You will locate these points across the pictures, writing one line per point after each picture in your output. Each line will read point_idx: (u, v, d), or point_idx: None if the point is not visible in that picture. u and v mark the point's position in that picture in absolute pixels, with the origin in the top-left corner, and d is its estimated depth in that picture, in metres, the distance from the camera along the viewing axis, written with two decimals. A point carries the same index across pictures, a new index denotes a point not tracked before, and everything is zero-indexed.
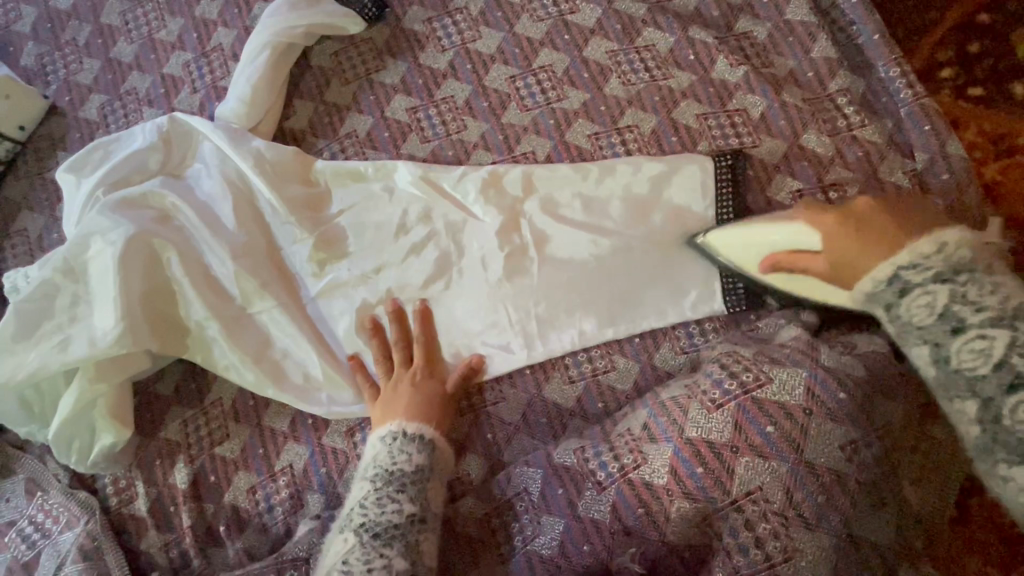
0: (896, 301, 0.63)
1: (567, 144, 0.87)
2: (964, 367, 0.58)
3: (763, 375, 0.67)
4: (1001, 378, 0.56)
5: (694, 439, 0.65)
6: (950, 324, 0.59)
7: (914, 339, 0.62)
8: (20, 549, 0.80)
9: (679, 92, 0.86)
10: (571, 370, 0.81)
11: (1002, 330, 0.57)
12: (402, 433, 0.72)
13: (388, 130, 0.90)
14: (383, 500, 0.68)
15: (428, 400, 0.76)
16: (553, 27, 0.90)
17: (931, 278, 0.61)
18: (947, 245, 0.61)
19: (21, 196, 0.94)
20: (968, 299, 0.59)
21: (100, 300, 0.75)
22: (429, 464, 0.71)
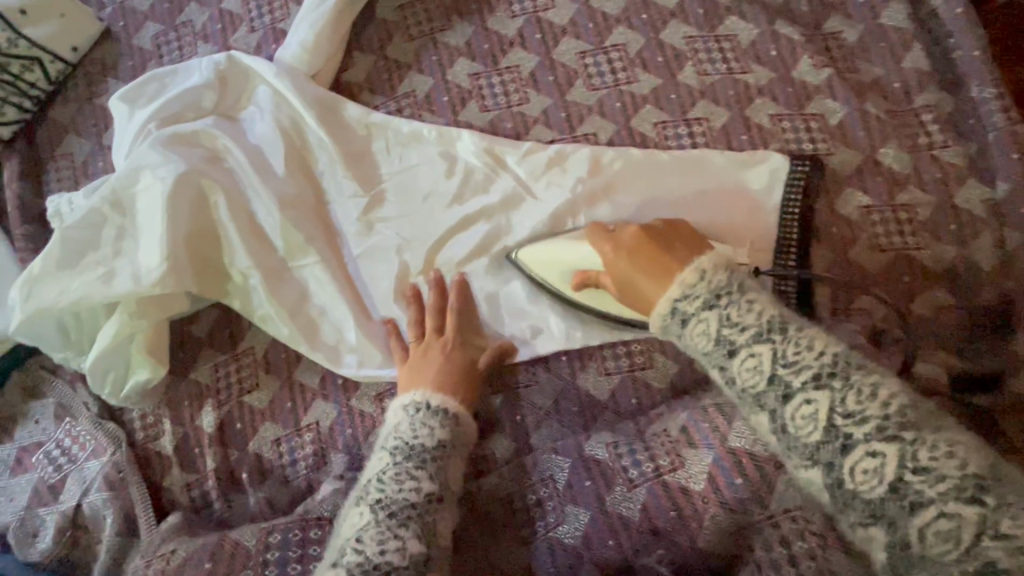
0: (726, 364, 0.56)
1: (631, 130, 0.84)
2: (801, 437, 0.52)
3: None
4: (777, 389, 0.53)
5: (736, 449, 0.63)
6: (836, 441, 0.50)
7: (752, 406, 0.55)
8: (47, 471, 0.81)
9: (755, 88, 0.82)
10: (608, 362, 0.80)
11: (768, 344, 0.55)
12: (426, 403, 0.70)
13: (448, 94, 0.87)
14: (403, 475, 0.64)
15: (454, 374, 0.74)
16: (632, 4, 0.86)
17: (700, 304, 0.59)
18: (707, 270, 0.60)
19: (69, 119, 0.92)
20: (730, 321, 0.57)
21: (147, 236, 0.74)
22: (449, 440, 0.68)
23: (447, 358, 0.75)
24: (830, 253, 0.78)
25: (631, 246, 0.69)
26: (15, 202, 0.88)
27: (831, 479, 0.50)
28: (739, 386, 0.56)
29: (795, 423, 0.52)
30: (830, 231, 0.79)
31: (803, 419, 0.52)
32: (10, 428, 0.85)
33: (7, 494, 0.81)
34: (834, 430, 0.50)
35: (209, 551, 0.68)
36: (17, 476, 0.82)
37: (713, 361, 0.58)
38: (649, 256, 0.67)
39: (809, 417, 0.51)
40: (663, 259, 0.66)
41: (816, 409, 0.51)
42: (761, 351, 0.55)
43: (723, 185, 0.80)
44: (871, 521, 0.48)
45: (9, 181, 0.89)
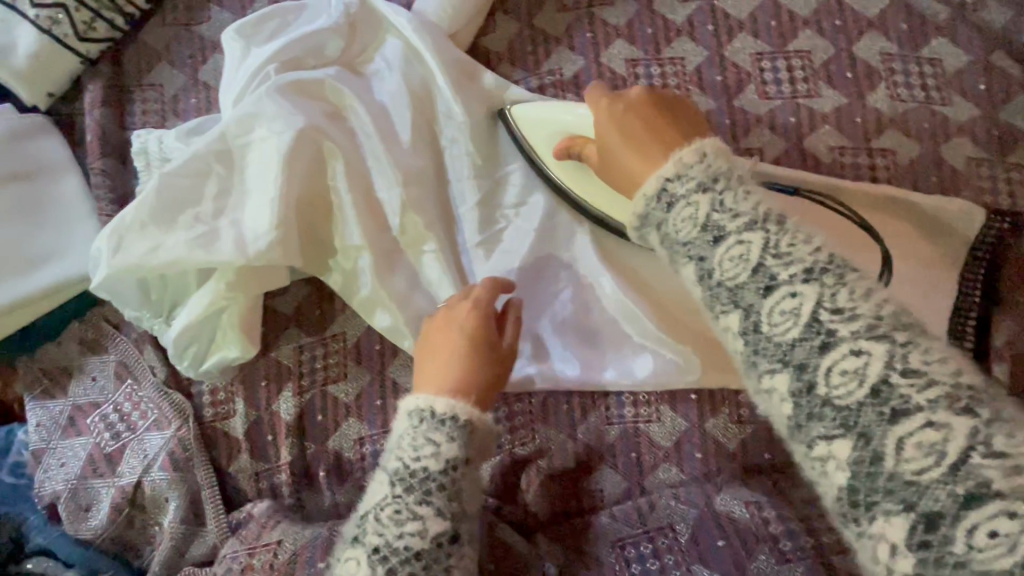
0: (708, 252, 0.45)
1: (803, 151, 0.73)
2: (839, 397, 0.38)
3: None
4: (884, 406, 0.36)
5: None
6: (885, 406, 0.36)
7: (724, 304, 0.44)
8: (104, 437, 0.73)
9: (956, 124, 0.72)
10: (742, 409, 0.71)
11: (814, 285, 0.40)
12: (431, 413, 0.52)
13: (599, 78, 0.76)
14: (401, 515, 0.48)
15: (471, 361, 0.58)
16: (824, 7, 0.75)
17: (745, 224, 0.44)
18: (708, 153, 0.48)
19: (162, 44, 0.81)
20: (778, 250, 0.42)
21: (255, 196, 0.65)
22: (462, 456, 0.51)
23: (465, 353, 0.58)
24: (1017, 326, 0.69)
25: (643, 120, 0.57)
26: (95, 132, 0.78)
27: (865, 453, 0.36)
28: (766, 335, 0.41)
29: (774, 324, 0.41)
30: (1019, 300, 0.69)
31: (783, 317, 0.41)
32: (64, 382, 0.77)
33: (57, 458, 0.72)
34: (812, 324, 0.39)
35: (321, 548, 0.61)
36: (68, 439, 0.73)
37: (740, 305, 0.43)
38: (657, 132, 0.55)
39: (791, 316, 0.40)
40: (663, 136, 0.55)
41: (799, 309, 0.40)
42: (753, 299, 0.42)
43: (911, 227, 0.69)
44: (901, 509, 0.35)
45: (91, 107, 0.79)
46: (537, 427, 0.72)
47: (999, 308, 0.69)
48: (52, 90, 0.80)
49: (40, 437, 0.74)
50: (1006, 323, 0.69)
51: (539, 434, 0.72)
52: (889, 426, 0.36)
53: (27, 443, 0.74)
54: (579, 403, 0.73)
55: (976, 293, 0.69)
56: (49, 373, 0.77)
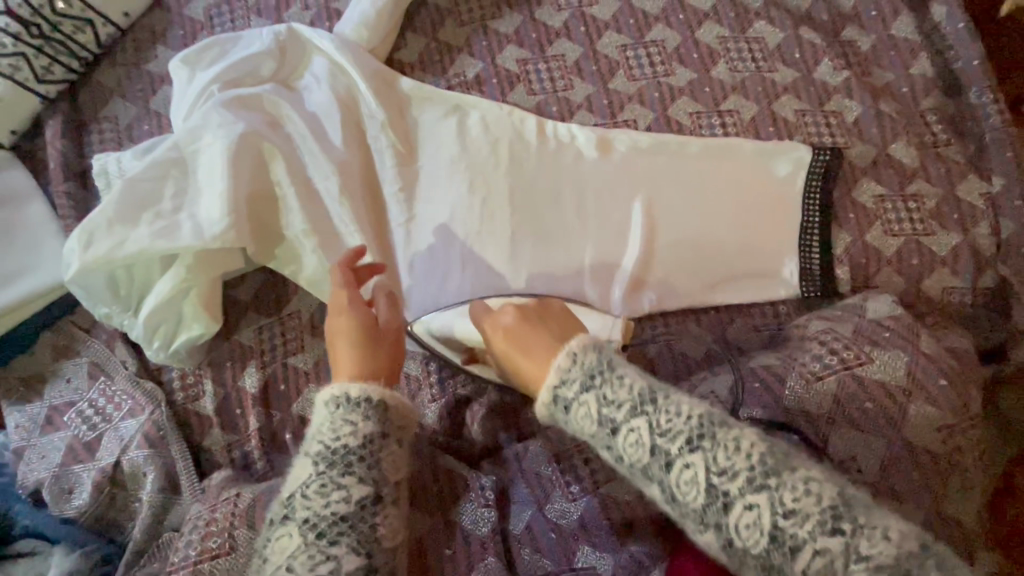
0: (663, 477, 0.51)
1: (668, 119, 0.90)
2: (747, 547, 0.48)
3: (864, 354, 0.73)
4: (715, 502, 0.49)
5: (793, 408, 0.70)
6: (784, 546, 0.46)
7: (642, 478, 0.53)
8: (81, 430, 0.80)
9: (781, 86, 0.90)
10: (646, 332, 0.84)
11: (644, 418, 0.52)
12: (345, 397, 0.61)
13: (497, 77, 0.91)
14: (327, 486, 0.57)
15: (374, 350, 0.67)
16: (670, 5, 0.93)
17: (579, 387, 0.55)
18: (577, 352, 0.57)
19: (115, 82, 0.92)
20: (609, 398, 0.54)
21: (208, 191, 0.76)
22: (378, 432, 0.60)
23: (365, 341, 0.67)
24: (850, 236, 0.85)
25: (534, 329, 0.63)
26: (56, 161, 0.88)
27: (721, 526, 0.49)
28: (621, 459, 0.53)
29: (626, 452, 0.52)
30: (849, 215, 0.86)
31: (630, 449, 0.52)
32: (39, 388, 0.83)
33: (37, 452, 0.78)
34: (639, 410, 0.53)
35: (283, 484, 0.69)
36: (47, 435, 0.80)
37: (608, 448, 0.54)
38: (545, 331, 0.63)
39: (633, 446, 0.52)
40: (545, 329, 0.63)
41: (615, 396, 0.54)
42: (595, 406, 0.54)
43: (756, 170, 0.86)
44: (763, 574, 0.47)
45: (52, 140, 0.89)
46: None
47: (835, 225, 0.86)
48: (14, 128, 0.89)
49: (20, 437, 0.80)
50: (842, 235, 0.85)
51: (478, 376, 0.84)
52: (735, 501, 0.48)
53: (9, 443, 0.80)
54: None
55: (815, 213, 0.85)
56: (24, 381, 0.83)
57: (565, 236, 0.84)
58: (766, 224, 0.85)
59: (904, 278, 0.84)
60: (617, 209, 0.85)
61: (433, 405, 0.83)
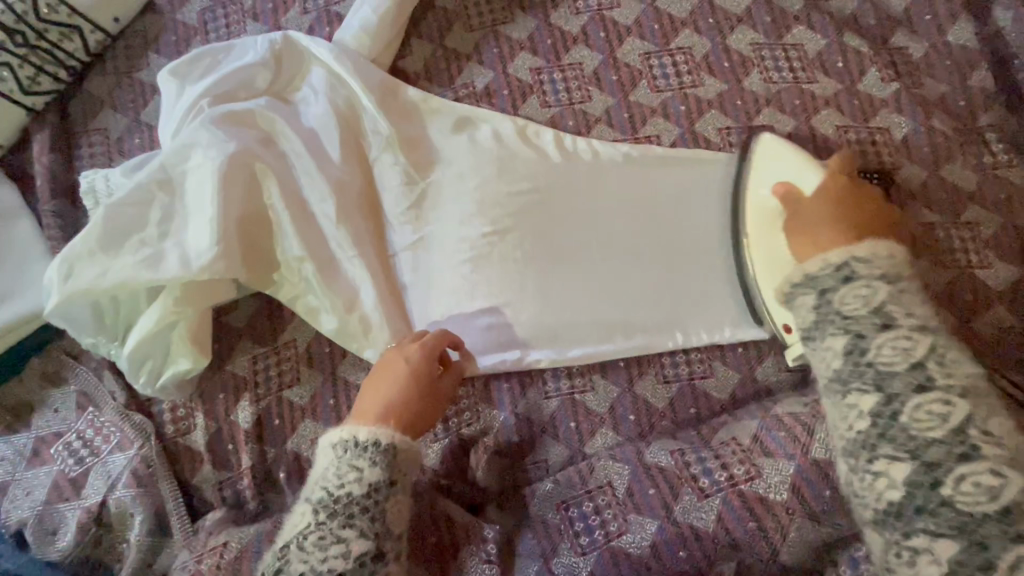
0: (907, 395, 0.52)
1: (695, 134, 0.82)
2: (843, 305, 0.56)
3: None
4: (951, 446, 0.50)
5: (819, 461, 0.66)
6: (876, 319, 0.55)
7: (864, 452, 0.53)
8: (68, 464, 0.76)
9: (822, 98, 0.82)
10: (666, 370, 0.78)
11: (928, 338, 0.54)
12: (353, 440, 0.58)
13: (508, 88, 0.84)
14: (327, 538, 0.53)
15: (416, 407, 0.64)
16: (699, 8, 0.85)
17: (832, 270, 0.58)
18: (877, 253, 0.58)
19: (105, 92, 0.87)
20: (901, 302, 0.56)
21: (196, 216, 0.70)
22: (385, 480, 0.57)
23: (405, 388, 0.64)
24: None
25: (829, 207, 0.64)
26: (43, 178, 0.83)
27: (926, 479, 0.49)
28: (864, 359, 0.54)
29: (880, 355, 0.53)
30: None
31: (892, 353, 0.53)
32: (26, 417, 0.80)
33: (22, 488, 0.75)
34: (916, 367, 0.52)
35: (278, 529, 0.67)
36: (32, 469, 0.76)
37: (851, 331, 0.55)
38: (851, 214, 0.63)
39: (936, 413, 0.51)
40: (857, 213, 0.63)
41: (911, 349, 0.53)
42: (868, 332, 0.55)
43: None
44: (955, 534, 0.47)
45: (39, 154, 0.84)
46: (481, 408, 0.78)
47: None
48: (1, 142, 0.85)
49: (4, 470, 0.76)
50: None
51: (483, 415, 0.78)
52: (955, 463, 0.49)
53: None
54: (519, 381, 0.79)
55: None
56: (10, 409, 0.80)
57: (580, 264, 0.78)
58: None
59: (955, 315, 0.76)
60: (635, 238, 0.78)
61: (434, 444, 0.76)
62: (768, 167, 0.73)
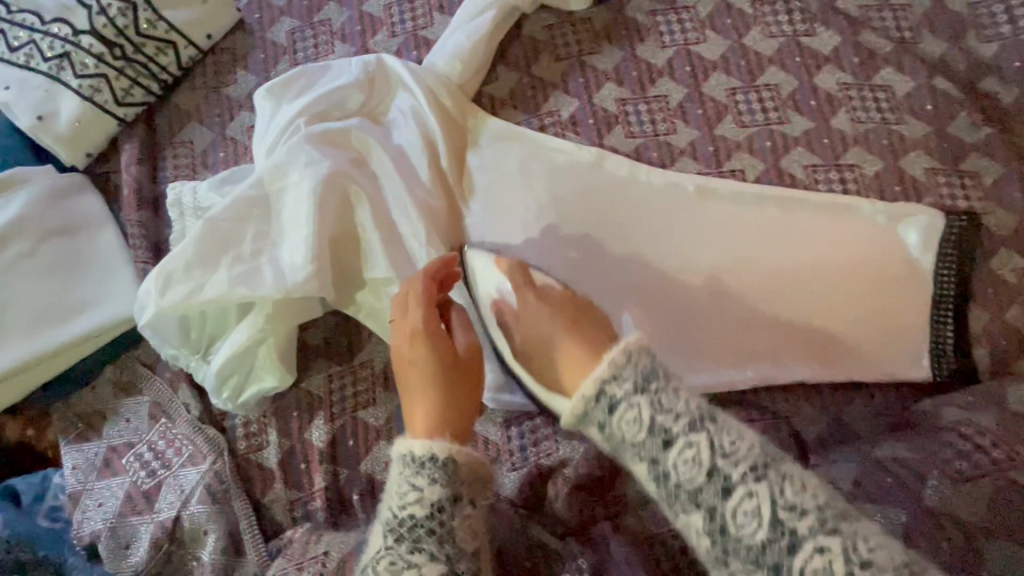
0: (719, 504, 0.46)
1: (781, 171, 0.82)
2: (683, 482, 0.48)
3: (1016, 454, 0.62)
4: (779, 542, 0.44)
5: (933, 510, 0.59)
6: (659, 438, 0.50)
7: (684, 503, 0.48)
8: (140, 476, 0.75)
9: (911, 140, 0.81)
10: (750, 409, 0.77)
11: (703, 433, 0.49)
12: (411, 455, 0.55)
13: (593, 117, 0.85)
14: (397, 564, 0.49)
15: (447, 390, 0.61)
16: (786, 46, 0.85)
17: (631, 390, 0.52)
18: (618, 363, 0.54)
19: (193, 106, 0.89)
20: (662, 407, 0.51)
21: (291, 235, 0.71)
22: (448, 498, 0.53)
23: (431, 381, 0.61)
24: (989, 315, 0.76)
25: (555, 300, 0.69)
26: (130, 187, 0.84)
27: (715, 525, 0.46)
28: (669, 481, 0.48)
29: (679, 472, 0.48)
30: (988, 291, 0.77)
31: (687, 468, 0.48)
32: (99, 426, 0.79)
33: (94, 499, 0.74)
34: (713, 475, 0.47)
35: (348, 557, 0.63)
36: (104, 479, 0.75)
37: (644, 456, 0.50)
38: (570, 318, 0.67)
39: (692, 465, 0.47)
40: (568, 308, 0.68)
41: (698, 456, 0.48)
42: (656, 452, 0.49)
43: (879, 235, 0.78)
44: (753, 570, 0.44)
45: (127, 164, 0.85)
46: (560, 438, 0.80)
47: (971, 300, 0.77)
48: (90, 150, 0.85)
49: (76, 480, 0.75)
50: (978, 313, 0.76)
51: (563, 446, 0.80)
52: (722, 497, 0.46)
53: (63, 486, 0.75)
54: None
55: (949, 284, 0.76)
56: (83, 417, 0.79)
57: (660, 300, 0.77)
58: (890, 299, 0.76)
59: None
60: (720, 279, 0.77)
61: (513, 474, 0.79)
62: (483, 270, 0.76)
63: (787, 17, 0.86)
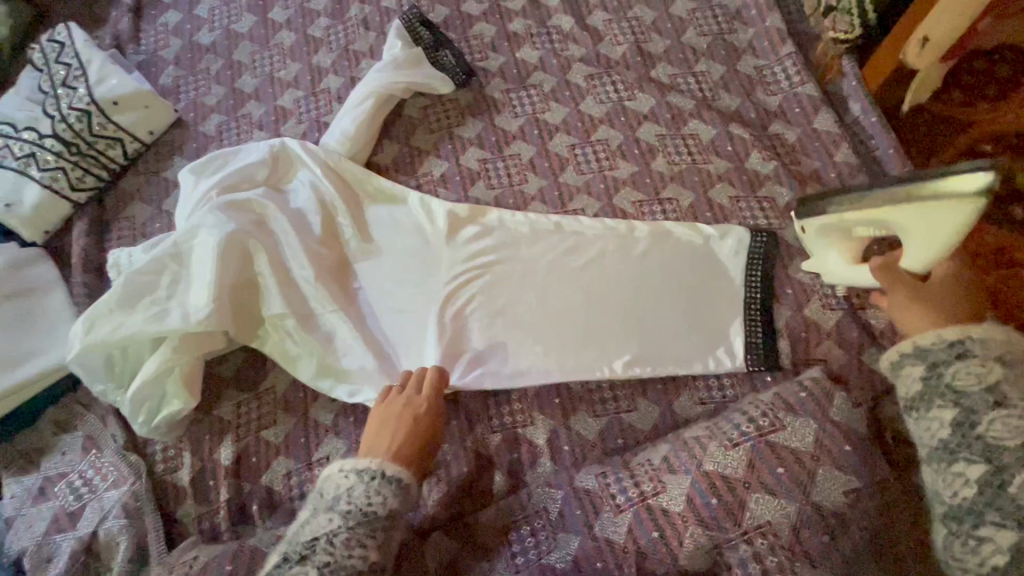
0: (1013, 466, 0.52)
1: (613, 207, 0.99)
2: (948, 432, 0.57)
3: (778, 420, 0.72)
4: None
5: (711, 472, 0.70)
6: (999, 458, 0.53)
7: (972, 454, 0.55)
8: (68, 500, 0.86)
9: (716, 175, 0.99)
10: (596, 405, 0.89)
11: None
12: (382, 472, 0.69)
13: (460, 174, 1.04)
14: (352, 543, 0.64)
15: (412, 442, 0.75)
16: (613, 109, 1.06)
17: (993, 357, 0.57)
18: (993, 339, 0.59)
19: (136, 188, 1.08)
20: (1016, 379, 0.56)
21: (198, 281, 0.86)
22: (399, 509, 0.69)
23: (406, 433, 0.74)
24: (790, 312, 0.90)
25: (948, 291, 0.69)
26: (78, 256, 1.01)
27: (996, 478, 0.53)
28: (975, 431, 0.55)
29: (996, 431, 0.54)
30: (786, 292, 0.92)
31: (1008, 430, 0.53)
32: (37, 460, 0.91)
33: (26, 521, 0.84)
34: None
35: (228, 556, 0.73)
36: (37, 504, 0.86)
37: (963, 403, 0.57)
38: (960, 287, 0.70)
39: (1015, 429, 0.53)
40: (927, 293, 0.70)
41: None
42: (980, 408, 0.55)
43: (692, 252, 0.93)
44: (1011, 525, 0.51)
45: (77, 237, 1.03)
46: None
47: (774, 301, 0.91)
48: (48, 228, 1.03)
49: (13, 507, 0.87)
50: (781, 312, 0.90)
51: None
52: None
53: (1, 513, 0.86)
54: (467, 418, 0.89)
55: (756, 287, 0.91)
56: (24, 453, 0.92)
57: (516, 316, 0.91)
58: (703, 304, 0.90)
59: (843, 351, 0.88)
60: (563, 298, 0.92)
61: None
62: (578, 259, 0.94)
63: (613, 86, 1.07)
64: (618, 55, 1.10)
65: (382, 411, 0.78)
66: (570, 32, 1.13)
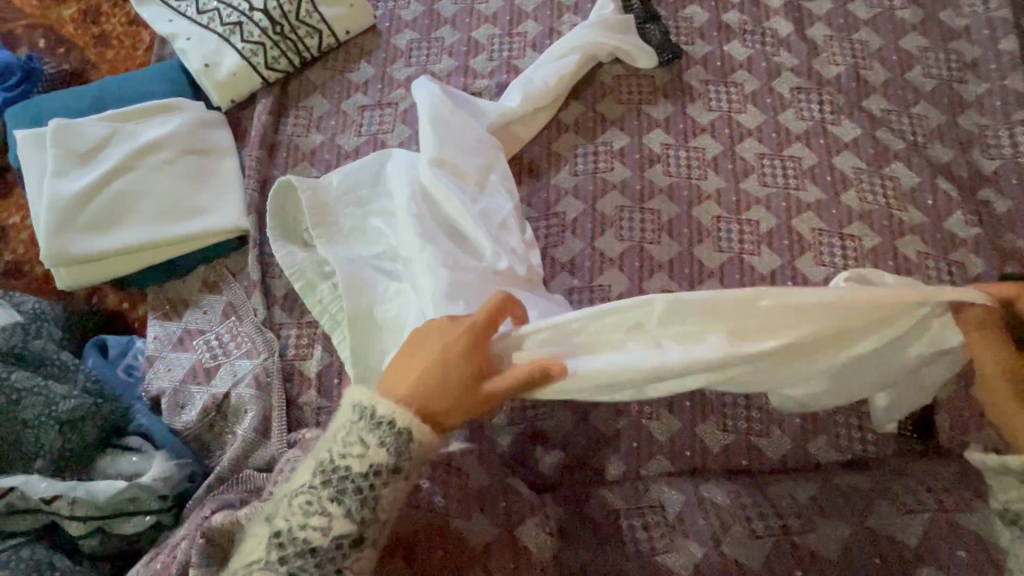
0: None
1: (791, 228, 0.94)
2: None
3: (963, 502, 0.68)
4: None
5: (874, 528, 0.68)
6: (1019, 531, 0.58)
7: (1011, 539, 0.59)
8: (205, 356, 0.90)
9: (909, 225, 0.93)
10: (727, 420, 0.86)
11: None
12: (370, 412, 0.58)
13: (639, 153, 1.01)
14: (312, 506, 0.56)
15: (427, 378, 0.59)
16: (813, 128, 1.00)
17: None
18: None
19: (320, 81, 1.09)
20: None
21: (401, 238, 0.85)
22: (388, 467, 0.57)
23: (421, 374, 0.59)
24: None
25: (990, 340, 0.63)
26: (256, 131, 1.04)
27: None
28: None
29: None
30: None
31: None
32: (181, 311, 0.95)
33: (165, 365, 0.89)
34: None
35: None
36: (176, 352, 0.90)
37: (1023, 487, 0.58)
38: None
39: None
40: None
41: None
42: None
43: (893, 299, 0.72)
44: None
45: (259, 114, 1.05)
46: (556, 409, 0.86)
47: None
48: (235, 97, 1.06)
49: (154, 346, 0.91)
50: None
51: (557, 415, 0.86)
52: None
53: (142, 350, 0.91)
54: (593, 394, 0.87)
55: None
56: (170, 301, 0.96)
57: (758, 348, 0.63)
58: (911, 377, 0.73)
59: None
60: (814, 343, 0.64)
61: (509, 428, 0.85)
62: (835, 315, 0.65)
63: (819, 106, 1.02)
64: (833, 75, 1.04)
65: (421, 333, 0.62)
66: (787, 39, 1.07)
